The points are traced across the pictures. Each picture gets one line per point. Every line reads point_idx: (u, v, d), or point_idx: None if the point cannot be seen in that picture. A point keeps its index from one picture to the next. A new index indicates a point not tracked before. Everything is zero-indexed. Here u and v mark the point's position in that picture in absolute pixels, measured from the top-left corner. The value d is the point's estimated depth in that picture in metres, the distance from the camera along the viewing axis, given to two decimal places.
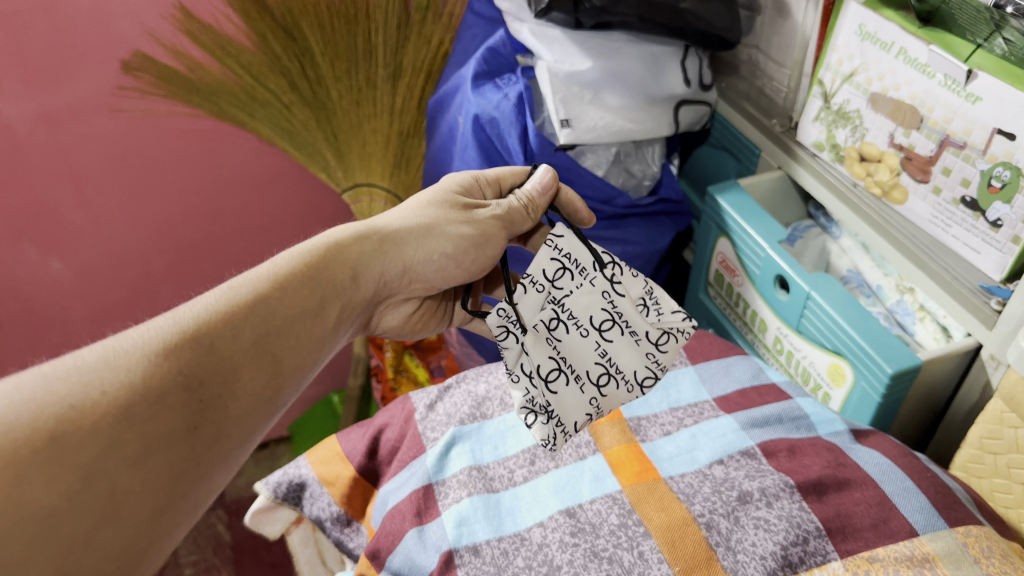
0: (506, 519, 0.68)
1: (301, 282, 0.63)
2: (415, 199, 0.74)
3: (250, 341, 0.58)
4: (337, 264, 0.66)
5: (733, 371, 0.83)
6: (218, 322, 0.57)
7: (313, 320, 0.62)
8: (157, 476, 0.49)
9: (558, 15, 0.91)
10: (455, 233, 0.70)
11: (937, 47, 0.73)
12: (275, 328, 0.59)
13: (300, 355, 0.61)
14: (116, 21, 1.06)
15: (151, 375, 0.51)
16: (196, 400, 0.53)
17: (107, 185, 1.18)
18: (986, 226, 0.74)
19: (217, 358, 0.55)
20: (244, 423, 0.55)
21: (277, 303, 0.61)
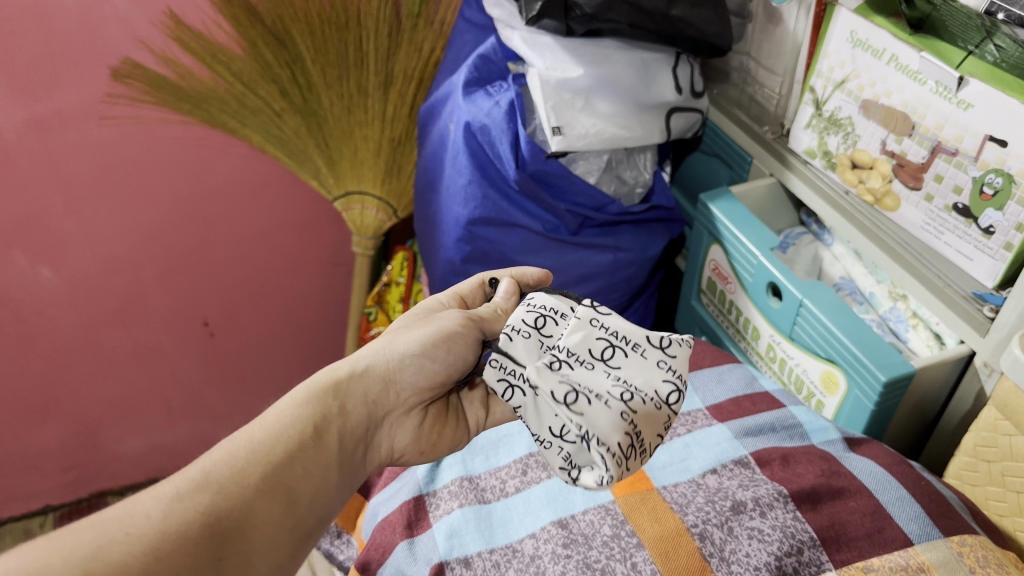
0: (497, 530, 0.68)
1: (297, 414, 0.62)
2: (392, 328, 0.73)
3: (260, 479, 0.58)
4: (323, 396, 0.63)
5: (726, 379, 0.82)
6: (228, 463, 0.58)
7: (316, 451, 0.61)
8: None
9: (548, 23, 0.90)
10: (416, 334, 0.67)
11: (929, 54, 0.73)
12: (283, 460, 0.59)
13: (313, 485, 0.60)
14: (105, 28, 1.04)
15: (171, 519, 0.54)
16: (216, 533, 0.55)
17: (96, 193, 1.17)
18: (979, 233, 0.73)
19: (231, 494, 0.57)
20: (267, 551, 0.57)
21: (278, 438, 0.60)
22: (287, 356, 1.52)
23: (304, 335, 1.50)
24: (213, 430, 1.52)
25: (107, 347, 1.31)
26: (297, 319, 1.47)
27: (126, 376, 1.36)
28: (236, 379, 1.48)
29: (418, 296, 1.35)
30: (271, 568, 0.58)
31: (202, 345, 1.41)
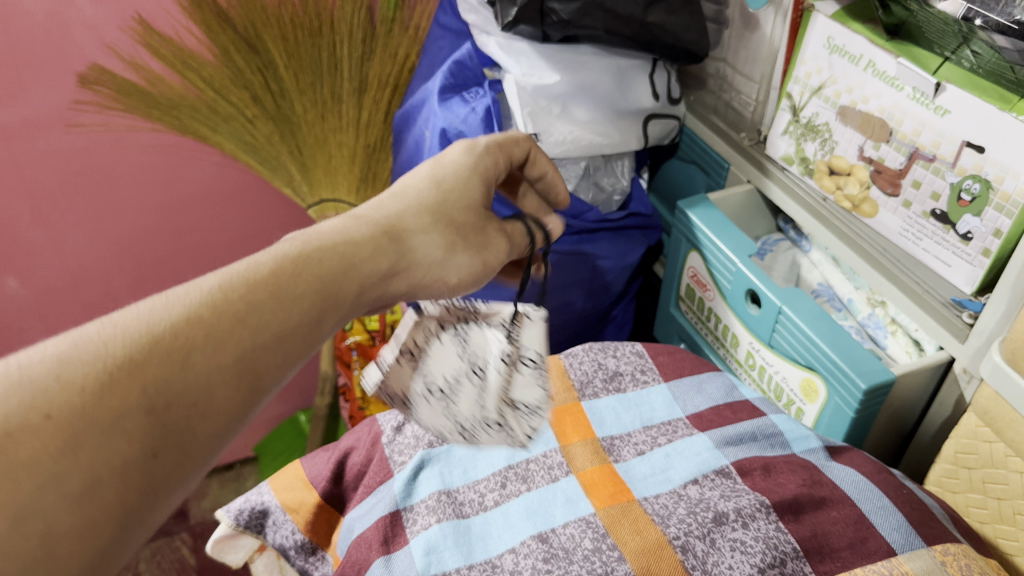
0: (476, 545, 0.66)
1: (300, 292, 0.50)
2: (432, 182, 0.63)
3: (230, 358, 0.46)
4: (347, 278, 0.54)
5: (706, 388, 0.81)
6: (198, 329, 0.45)
7: (306, 336, 0.50)
8: (106, 508, 0.39)
9: (524, 29, 0.89)
10: (465, 265, 0.62)
11: (905, 60, 0.73)
12: (263, 341, 0.47)
13: (285, 374, 0.49)
14: (73, 34, 1.02)
15: (109, 394, 0.41)
16: (160, 425, 0.42)
17: (64, 202, 1.14)
18: (957, 239, 0.73)
19: (189, 374, 0.44)
20: (211, 446, 0.44)
21: (270, 310, 0.48)
22: None
23: None
24: None
25: None
26: None
27: None
28: None
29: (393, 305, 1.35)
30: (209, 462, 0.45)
31: None
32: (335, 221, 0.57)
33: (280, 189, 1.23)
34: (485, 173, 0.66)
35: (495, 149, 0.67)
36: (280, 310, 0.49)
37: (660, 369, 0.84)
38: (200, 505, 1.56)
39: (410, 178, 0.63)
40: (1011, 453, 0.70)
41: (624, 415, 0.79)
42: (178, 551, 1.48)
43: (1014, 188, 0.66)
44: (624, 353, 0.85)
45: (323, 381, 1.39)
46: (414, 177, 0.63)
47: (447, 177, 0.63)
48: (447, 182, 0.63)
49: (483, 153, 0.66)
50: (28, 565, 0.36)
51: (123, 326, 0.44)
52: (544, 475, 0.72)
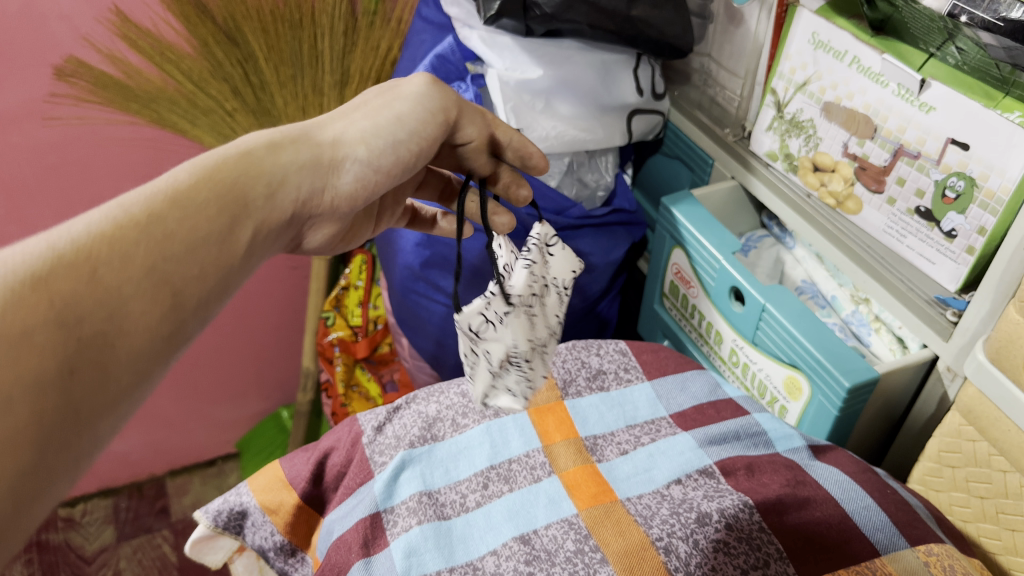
0: (457, 547, 0.65)
1: (204, 199, 0.49)
2: (339, 93, 0.63)
3: (138, 271, 0.44)
4: (246, 175, 0.53)
5: (690, 387, 0.81)
6: (101, 243, 0.44)
7: (217, 247, 0.49)
8: (23, 431, 0.37)
9: (507, 23, 0.87)
10: (364, 130, 0.59)
11: (890, 56, 0.72)
12: (172, 252, 0.46)
13: (204, 288, 0.47)
14: (48, 26, 1.00)
15: (16, 307, 0.39)
16: (73, 339, 0.40)
17: (40, 195, 1.12)
18: (941, 237, 0.73)
19: (97, 289, 0.42)
20: (135, 365, 0.43)
21: (175, 219, 0.47)
22: (244, 365, 1.46)
23: (262, 344, 1.45)
24: (165, 437, 1.50)
25: None
26: (253, 328, 1.42)
27: None
28: (191, 388, 1.44)
29: (377, 300, 1.33)
30: (130, 390, 0.43)
31: None
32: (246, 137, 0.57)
33: None
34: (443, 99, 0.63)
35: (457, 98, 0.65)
36: (190, 222, 0.48)
37: (644, 367, 0.83)
38: (182, 502, 1.54)
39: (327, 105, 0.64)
40: (994, 452, 0.69)
41: (607, 414, 0.78)
42: (159, 549, 1.46)
43: (999, 185, 0.66)
44: (608, 351, 0.85)
45: (305, 377, 1.39)
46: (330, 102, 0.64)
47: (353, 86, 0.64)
48: (354, 91, 0.63)
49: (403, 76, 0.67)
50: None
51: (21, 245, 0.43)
52: (527, 475, 0.71)
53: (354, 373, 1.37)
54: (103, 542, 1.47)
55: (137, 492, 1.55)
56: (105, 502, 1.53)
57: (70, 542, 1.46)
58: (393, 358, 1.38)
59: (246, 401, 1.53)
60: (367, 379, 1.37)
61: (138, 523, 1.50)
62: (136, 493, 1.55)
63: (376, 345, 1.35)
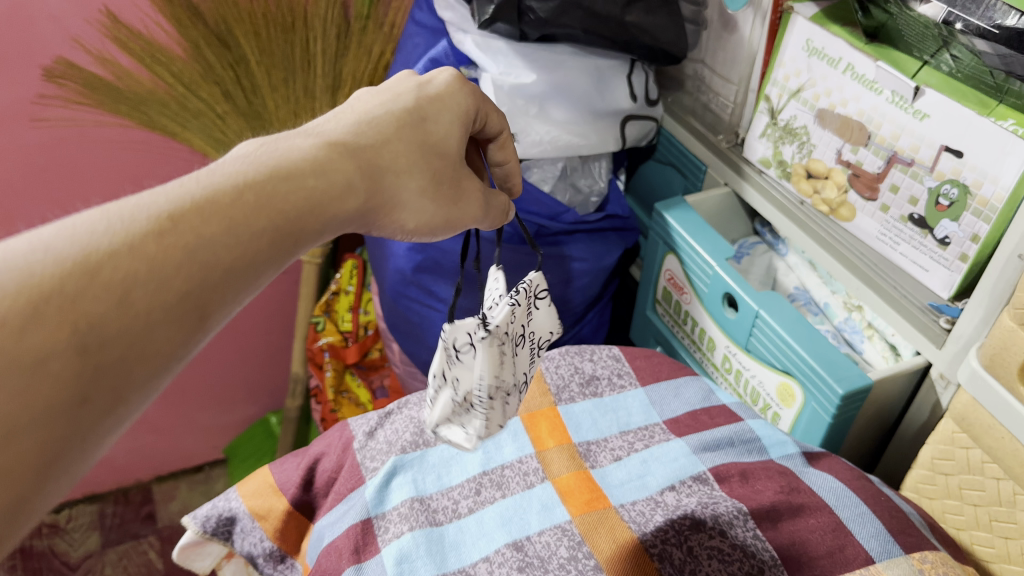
0: (450, 554, 0.65)
1: (258, 226, 0.45)
2: (421, 122, 0.59)
3: (173, 298, 0.41)
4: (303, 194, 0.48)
5: (683, 393, 0.80)
6: (142, 264, 0.40)
7: (258, 273, 0.45)
8: (23, 458, 0.36)
9: (501, 27, 0.87)
10: (429, 215, 0.59)
11: (884, 63, 0.73)
12: (212, 280, 0.42)
13: (228, 314, 0.44)
14: (37, 26, 1.00)
15: (35, 328, 0.37)
16: (91, 367, 0.38)
17: (27, 197, 1.11)
18: (934, 244, 0.73)
19: (127, 315, 0.39)
20: (145, 391, 0.40)
21: (226, 245, 0.43)
22: (233, 370, 1.45)
23: (251, 349, 1.44)
24: (152, 442, 1.49)
25: None
26: (243, 333, 1.40)
27: None
28: (179, 394, 1.43)
29: (367, 306, 1.33)
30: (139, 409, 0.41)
31: None
32: (304, 141, 0.51)
33: None
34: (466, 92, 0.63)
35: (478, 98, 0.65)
36: (237, 244, 0.44)
37: (636, 373, 0.82)
38: (168, 508, 1.53)
39: (391, 104, 0.59)
40: (988, 459, 0.69)
41: (600, 420, 0.77)
42: (145, 555, 1.45)
43: (992, 193, 0.66)
44: (601, 356, 0.84)
45: (295, 383, 1.37)
46: (396, 104, 0.58)
47: (433, 118, 0.60)
48: (432, 129, 0.59)
49: (469, 105, 0.63)
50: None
51: (53, 247, 0.39)
52: (520, 481, 0.70)
53: (344, 379, 1.36)
54: (88, 548, 1.45)
55: (122, 499, 1.53)
56: (91, 508, 1.51)
57: (55, 548, 1.44)
58: (383, 363, 1.38)
59: (234, 407, 1.52)
60: (357, 384, 1.36)
61: (124, 529, 1.49)
62: (122, 499, 1.53)
63: (366, 350, 1.35)
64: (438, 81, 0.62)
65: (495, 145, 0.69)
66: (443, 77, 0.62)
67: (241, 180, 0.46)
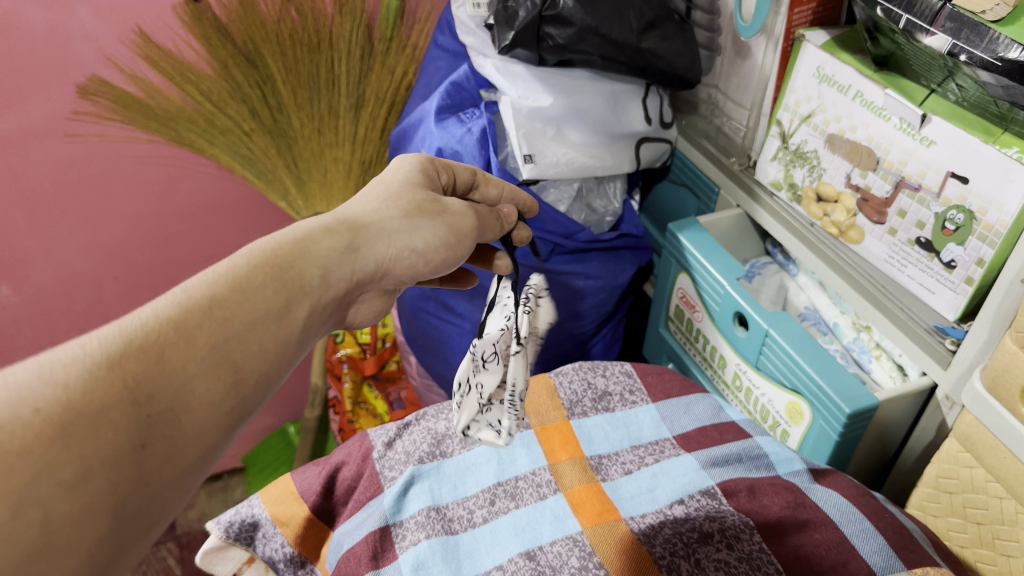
0: (464, 561, 0.67)
1: (262, 282, 0.50)
2: (378, 184, 0.64)
3: (203, 350, 0.45)
4: (295, 253, 0.53)
5: (693, 409, 0.82)
6: (167, 327, 0.45)
7: (276, 324, 0.49)
8: (99, 497, 0.39)
9: (521, 52, 0.91)
10: (428, 230, 0.62)
11: (893, 91, 0.75)
12: (233, 331, 0.47)
13: (263, 365, 0.48)
14: (72, 45, 1.03)
15: (92, 388, 0.41)
16: (143, 416, 0.42)
17: (58, 211, 1.15)
18: (941, 267, 0.75)
19: (166, 369, 0.43)
20: (200, 441, 0.44)
21: (237, 300, 0.48)
22: None
23: None
24: None
25: None
26: None
27: None
28: None
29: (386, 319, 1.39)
30: (198, 460, 0.44)
31: None
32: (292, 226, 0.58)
33: (275, 202, 1.24)
34: (419, 156, 0.69)
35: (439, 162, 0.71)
36: (249, 302, 0.49)
37: (648, 390, 0.84)
38: (188, 515, 1.56)
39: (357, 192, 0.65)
40: (991, 479, 0.71)
41: (612, 434, 0.80)
42: (164, 561, 1.47)
43: (997, 219, 0.68)
44: (613, 372, 0.86)
45: (314, 394, 1.39)
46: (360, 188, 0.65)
47: (390, 178, 0.65)
48: (391, 183, 0.65)
49: (426, 163, 0.69)
50: (27, 555, 0.37)
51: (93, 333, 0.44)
52: (533, 493, 0.73)
53: (363, 391, 1.39)
54: None
55: None
56: None
57: None
58: (400, 376, 1.42)
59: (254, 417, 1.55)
60: (375, 396, 1.39)
61: None
62: None
63: (385, 360, 1.40)
64: (393, 163, 0.69)
65: (480, 185, 0.75)
66: (396, 158, 0.69)
67: (238, 255, 0.52)
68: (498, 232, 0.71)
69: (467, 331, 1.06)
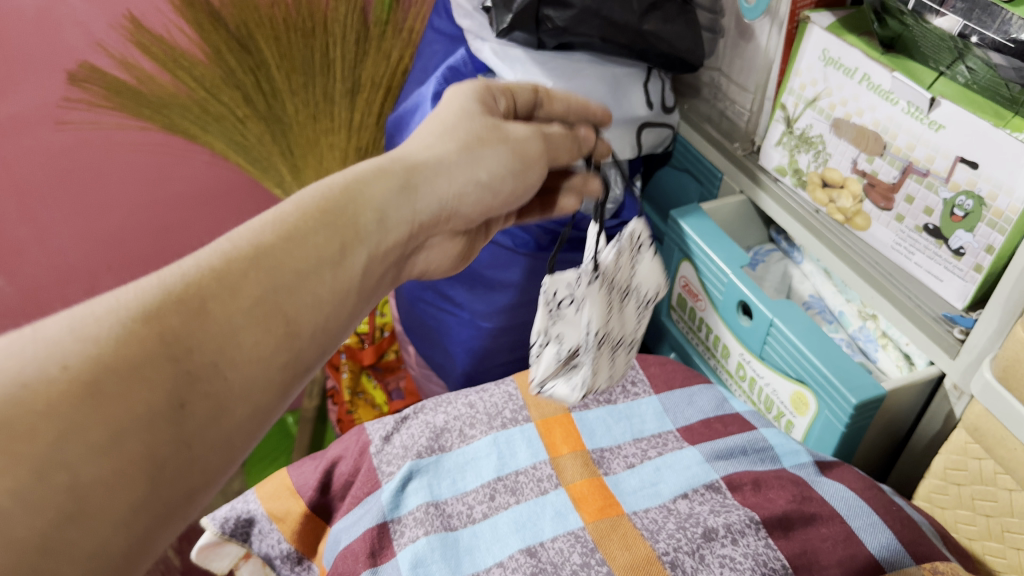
0: (464, 559, 0.66)
1: (311, 230, 0.47)
2: (434, 119, 0.60)
3: (248, 302, 0.42)
4: (351, 201, 0.50)
5: (697, 401, 0.81)
6: (209, 276, 0.42)
7: (330, 274, 0.47)
8: (135, 461, 0.36)
9: (519, 35, 0.89)
10: (491, 160, 0.58)
11: (901, 73, 0.73)
12: (283, 281, 0.44)
13: (317, 315, 0.46)
14: (62, 30, 1.00)
15: (127, 341, 0.38)
16: (183, 371, 0.39)
17: (51, 200, 1.12)
18: (949, 255, 0.73)
19: (209, 321, 0.41)
20: (248, 398, 0.42)
21: (289, 248, 0.46)
22: None
23: None
24: None
25: None
26: None
27: None
28: None
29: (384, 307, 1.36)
30: (250, 415, 0.42)
31: None
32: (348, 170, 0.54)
33: (270, 189, 1.23)
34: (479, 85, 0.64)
35: (496, 87, 0.65)
36: (297, 249, 0.46)
37: (650, 381, 0.83)
38: None
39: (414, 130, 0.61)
40: (1000, 471, 0.69)
41: (614, 427, 0.78)
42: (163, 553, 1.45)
43: (1008, 205, 0.66)
44: None
45: (312, 383, 1.38)
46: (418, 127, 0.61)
47: (446, 112, 0.61)
48: (448, 117, 0.60)
49: (482, 92, 0.63)
50: (57, 524, 0.33)
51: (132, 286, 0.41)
52: (533, 487, 0.71)
53: (361, 381, 1.37)
54: None
55: None
56: None
57: None
58: (399, 366, 1.41)
59: None
60: (373, 386, 1.36)
61: None
62: None
63: (383, 352, 1.38)
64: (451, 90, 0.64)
65: (543, 102, 0.69)
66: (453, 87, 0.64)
67: (297, 201, 0.49)
68: (574, 155, 0.67)
69: (466, 321, 1.04)
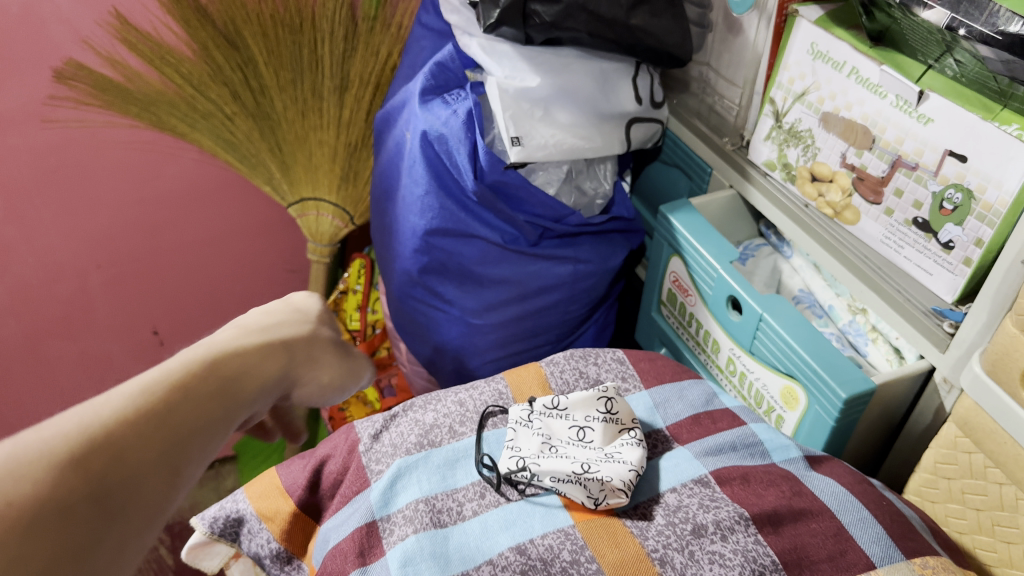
0: (453, 555, 0.65)
1: (166, 416, 0.46)
2: (261, 316, 0.59)
3: (156, 453, 0.44)
4: (199, 396, 0.48)
5: (687, 395, 0.80)
6: (66, 479, 0.40)
7: (176, 482, 0.45)
8: None
9: (506, 30, 0.88)
10: (305, 359, 0.58)
11: (889, 67, 0.72)
12: (126, 479, 0.42)
13: (158, 510, 0.43)
14: (48, 28, 1.01)
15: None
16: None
17: (38, 197, 1.12)
18: (938, 248, 0.73)
19: (65, 526, 0.39)
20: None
21: (132, 443, 0.44)
22: None
23: None
24: None
25: (50, 357, 1.26)
26: None
27: (72, 387, 1.32)
28: None
29: (375, 304, 1.34)
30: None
31: (151, 353, 1.38)
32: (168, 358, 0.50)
33: (260, 186, 1.20)
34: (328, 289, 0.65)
35: None
36: (136, 437, 0.44)
37: (641, 376, 0.82)
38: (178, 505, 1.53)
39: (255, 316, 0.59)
40: (990, 464, 0.69)
41: None
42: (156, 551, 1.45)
43: (996, 198, 0.66)
44: (605, 360, 0.84)
45: None
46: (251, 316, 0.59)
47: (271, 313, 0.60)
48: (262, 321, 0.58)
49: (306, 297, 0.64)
50: None
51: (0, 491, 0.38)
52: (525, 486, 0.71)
53: None
54: None
55: None
56: None
57: None
58: (391, 362, 1.39)
59: None
60: None
61: None
62: None
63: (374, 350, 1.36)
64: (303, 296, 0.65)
65: None
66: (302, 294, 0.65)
67: (113, 405, 0.44)
68: None
69: (456, 318, 1.04)
